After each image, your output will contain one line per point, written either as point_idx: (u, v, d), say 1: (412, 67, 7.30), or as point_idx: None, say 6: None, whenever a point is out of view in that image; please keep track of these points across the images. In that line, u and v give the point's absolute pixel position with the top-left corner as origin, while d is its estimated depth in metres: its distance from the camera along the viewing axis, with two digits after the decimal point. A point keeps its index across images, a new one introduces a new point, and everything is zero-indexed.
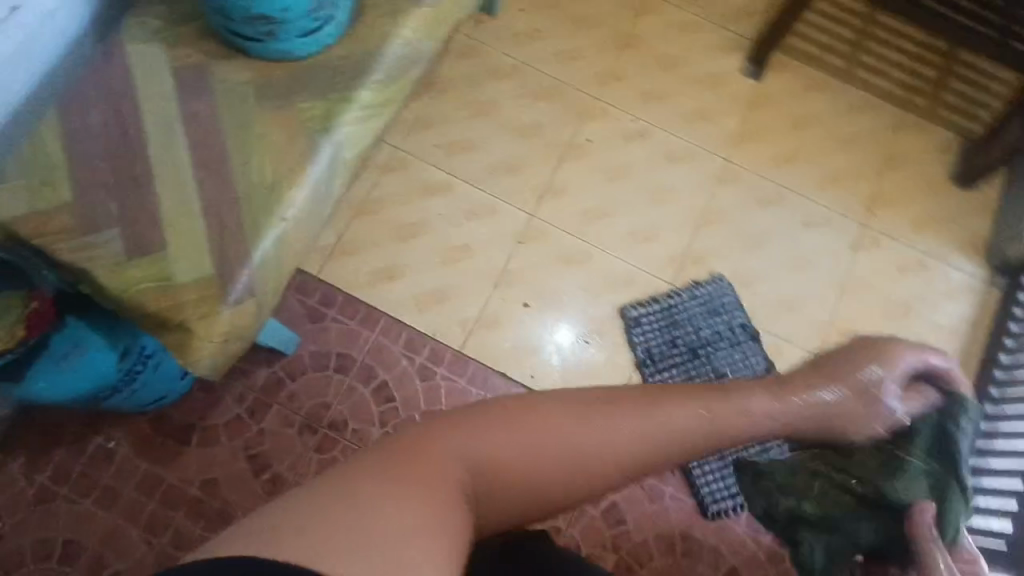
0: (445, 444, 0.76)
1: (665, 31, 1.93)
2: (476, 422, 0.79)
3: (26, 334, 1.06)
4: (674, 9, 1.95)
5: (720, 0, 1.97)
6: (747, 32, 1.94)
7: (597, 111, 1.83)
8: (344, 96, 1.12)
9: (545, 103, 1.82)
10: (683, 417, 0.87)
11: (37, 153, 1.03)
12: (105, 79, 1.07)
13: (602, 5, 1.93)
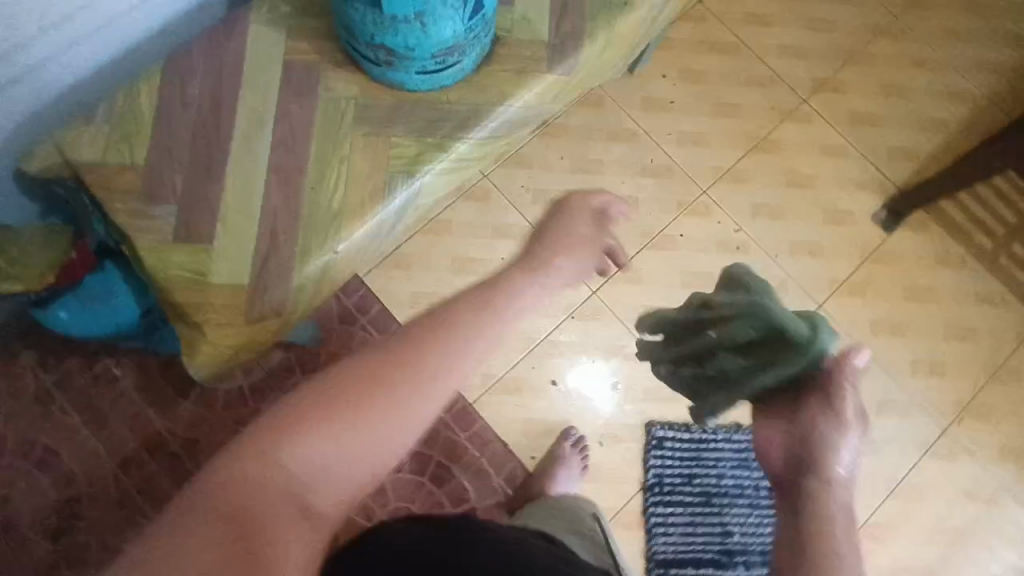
0: (271, 468, 0.66)
1: (806, 147, 1.76)
2: (289, 426, 0.68)
3: (56, 280, 1.04)
4: (825, 126, 1.77)
5: (877, 134, 1.78)
6: (894, 177, 1.75)
7: (701, 208, 1.69)
8: (439, 144, 1.05)
9: (651, 180, 1.70)
10: (468, 326, 0.77)
11: (129, 106, 1.01)
12: (217, 50, 1.04)
13: (749, 97, 1.77)
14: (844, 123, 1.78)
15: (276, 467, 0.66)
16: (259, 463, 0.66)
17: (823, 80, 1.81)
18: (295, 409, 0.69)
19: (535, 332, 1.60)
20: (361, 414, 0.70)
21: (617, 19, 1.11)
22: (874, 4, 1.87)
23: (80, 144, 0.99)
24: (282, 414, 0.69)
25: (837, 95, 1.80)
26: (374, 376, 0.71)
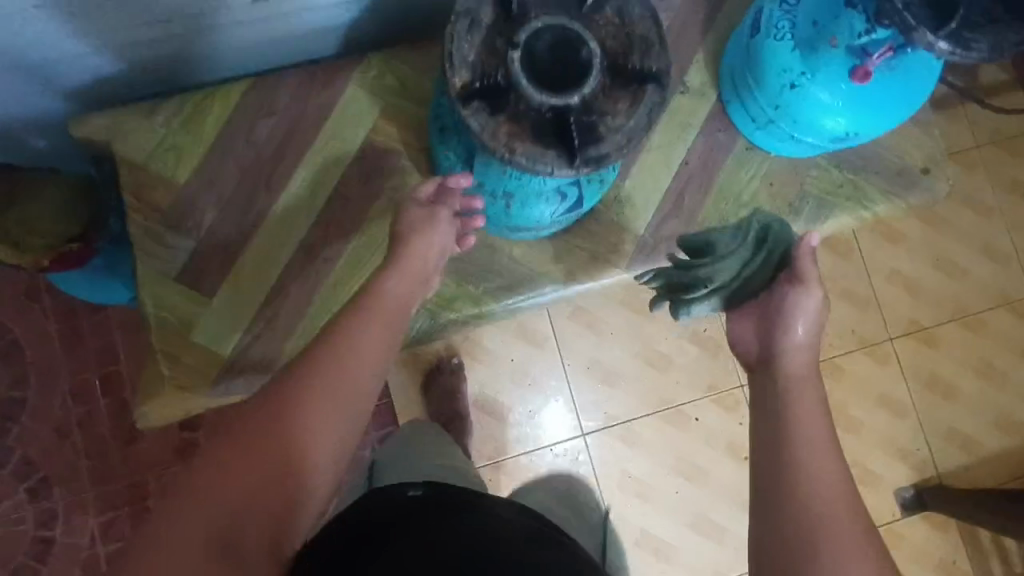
0: (244, 475, 0.59)
1: (867, 388, 1.61)
2: (261, 430, 0.60)
3: (47, 265, 0.94)
4: (897, 376, 1.62)
5: (946, 407, 1.62)
6: (939, 461, 1.60)
7: (731, 401, 1.57)
8: (479, 297, 0.95)
9: (695, 348, 1.58)
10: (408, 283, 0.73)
11: (194, 117, 0.93)
12: (305, 98, 0.94)
13: (838, 311, 1.61)
14: (919, 380, 1.62)
15: (253, 476, 0.59)
16: (232, 472, 0.58)
17: (921, 327, 1.63)
18: (264, 410, 0.61)
19: (509, 445, 1.52)
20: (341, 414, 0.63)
21: None
22: (1016, 271, 1.67)
23: (129, 138, 0.91)
24: (252, 418, 0.61)
25: (927, 350, 1.63)
26: (345, 368, 0.65)
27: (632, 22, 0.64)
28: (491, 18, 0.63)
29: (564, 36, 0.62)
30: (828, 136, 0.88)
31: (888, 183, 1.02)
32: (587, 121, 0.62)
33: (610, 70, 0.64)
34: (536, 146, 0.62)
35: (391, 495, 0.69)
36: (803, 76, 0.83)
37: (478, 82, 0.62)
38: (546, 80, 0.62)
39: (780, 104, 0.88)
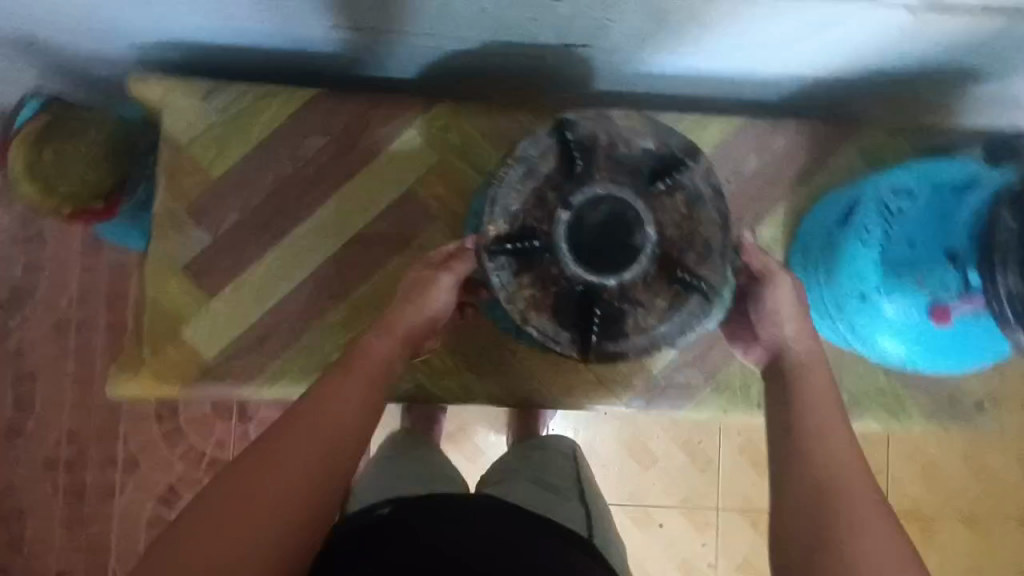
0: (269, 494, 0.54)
1: None
2: (249, 480, 0.54)
3: (70, 214, 0.94)
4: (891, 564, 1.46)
5: None
6: None
7: (701, 521, 1.43)
8: (468, 384, 0.91)
9: (687, 468, 1.44)
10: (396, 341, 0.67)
11: (248, 113, 0.89)
12: (364, 127, 0.90)
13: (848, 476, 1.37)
14: None
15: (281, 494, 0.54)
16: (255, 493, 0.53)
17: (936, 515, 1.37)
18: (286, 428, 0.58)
19: None
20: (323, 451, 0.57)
21: (735, 413, 0.92)
22: None
23: (179, 114, 0.89)
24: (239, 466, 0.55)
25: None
26: (328, 413, 0.59)
27: (700, 218, 0.64)
28: (549, 168, 0.63)
29: (620, 214, 0.62)
30: (882, 353, 0.80)
31: (932, 403, 0.93)
32: (619, 307, 0.63)
33: (659, 263, 0.63)
34: (558, 319, 0.63)
35: (361, 517, 0.63)
36: (878, 294, 0.74)
37: (516, 235, 0.63)
38: (588, 255, 0.62)
39: (844, 308, 0.79)
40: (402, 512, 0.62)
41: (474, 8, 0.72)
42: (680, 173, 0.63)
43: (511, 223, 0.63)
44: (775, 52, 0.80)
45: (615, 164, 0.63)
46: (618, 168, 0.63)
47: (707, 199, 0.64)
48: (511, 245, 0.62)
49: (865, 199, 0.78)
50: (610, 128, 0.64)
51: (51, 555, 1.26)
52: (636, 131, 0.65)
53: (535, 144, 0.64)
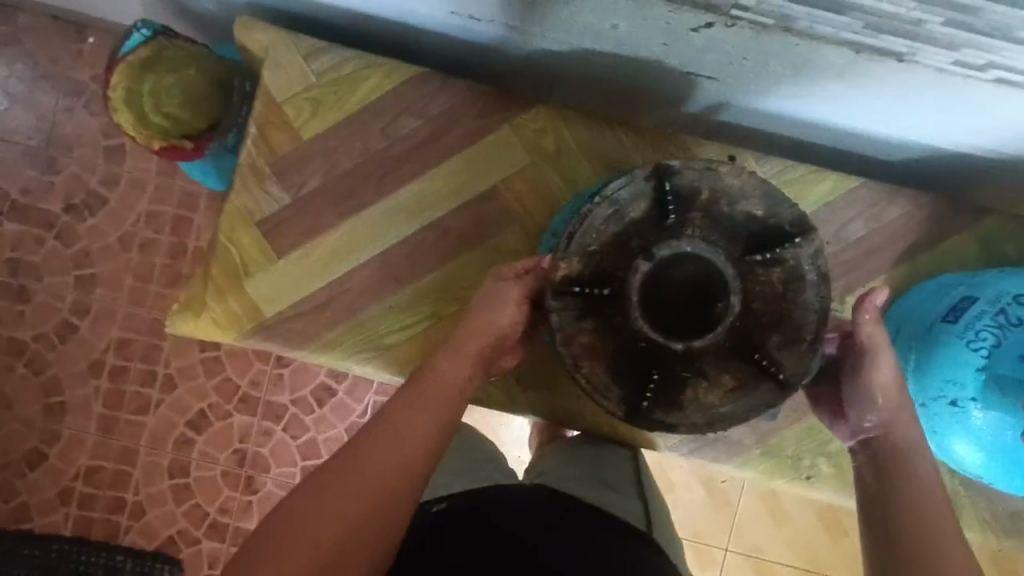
0: (347, 507, 0.59)
1: None
2: (324, 495, 0.60)
3: (157, 150, 0.93)
4: None
5: None
6: None
7: (708, 560, 1.32)
8: (513, 392, 0.89)
9: (706, 521, 1.32)
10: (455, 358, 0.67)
11: (349, 82, 0.88)
12: (461, 116, 0.88)
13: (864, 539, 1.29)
14: None
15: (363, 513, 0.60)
16: (334, 508, 0.59)
17: None
18: (365, 443, 0.62)
19: None
20: (388, 475, 0.61)
21: (779, 481, 0.88)
22: None
23: (280, 68, 0.87)
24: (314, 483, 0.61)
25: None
26: (399, 441, 0.62)
27: (795, 299, 0.67)
28: (641, 214, 0.68)
29: (705, 278, 0.66)
30: (954, 461, 0.75)
31: (994, 516, 0.87)
32: (682, 373, 0.66)
33: (735, 337, 0.67)
34: (616, 374, 0.67)
35: (422, 516, 0.72)
36: (972, 402, 0.69)
37: (591, 278, 0.67)
38: (662, 316, 0.66)
39: (930, 409, 0.73)
40: (458, 512, 0.72)
41: (605, 24, 0.68)
42: (782, 248, 0.67)
43: (586, 263, 0.67)
44: (913, 122, 0.75)
45: (715, 225, 0.68)
46: (715, 228, 0.68)
47: (807, 279, 0.67)
48: (585, 287, 0.66)
49: (982, 296, 0.73)
50: (715, 182, 0.69)
51: (78, 455, 1.29)
52: (745, 192, 0.69)
53: (630, 186, 0.68)
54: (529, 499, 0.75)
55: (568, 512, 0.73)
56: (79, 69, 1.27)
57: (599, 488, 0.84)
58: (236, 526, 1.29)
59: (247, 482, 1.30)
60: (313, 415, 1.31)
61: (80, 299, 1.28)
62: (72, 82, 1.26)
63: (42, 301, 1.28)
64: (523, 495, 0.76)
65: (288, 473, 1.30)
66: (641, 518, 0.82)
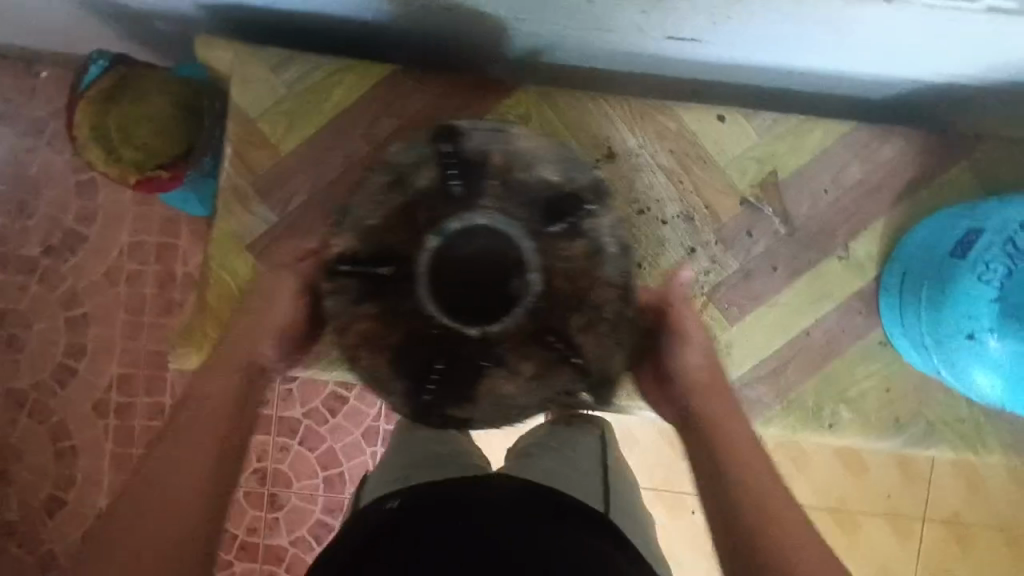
0: (189, 449, 0.66)
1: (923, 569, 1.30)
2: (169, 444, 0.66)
3: (132, 183, 0.91)
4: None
5: None
6: None
7: None
8: None
9: None
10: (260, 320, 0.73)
11: (323, 88, 0.85)
12: (442, 108, 0.86)
13: (884, 473, 1.27)
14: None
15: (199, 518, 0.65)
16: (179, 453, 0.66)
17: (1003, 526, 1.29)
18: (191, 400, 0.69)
19: None
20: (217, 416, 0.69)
21: (804, 434, 0.88)
22: None
23: (248, 81, 0.85)
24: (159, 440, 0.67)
25: (954, 549, 1.29)
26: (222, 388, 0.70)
27: (596, 274, 0.58)
28: (427, 181, 0.58)
29: (497, 252, 0.54)
30: (977, 394, 0.75)
31: (1015, 438, 0.89)
32: (477, 364, 0.55)
33: (540, 319, 0.55)
34: (400, 367, 0.57)
35: (372, 513, 0.64)
36: (989, 333, 0.69)
37: (375, 255, 0.57)
38: (449, 295, 0.54)
39: (945, 342, 0.73)
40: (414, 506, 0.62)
41: (584, 0, 0.66)
42: (579, 216, 0.56)
43: (366, 242, 0.58)
44: (898, 58, 0.73)
45: (508, 191, 0.56)
46: (509, 195, 0.56)
47: (608, 253, 0.59)
48: (360, 267, 0.57)
49: (988, 227, 0.72)
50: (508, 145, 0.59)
51: (96, 496, 1.27)
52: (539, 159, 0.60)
53: (412, 151, 0.61)
54: (493, 489, 0.64)
55: (529, 502, 0.62)
56: (37, 105, 1.22)
57: (560, 463, 0.76)
58: (267, 545, 1.29)
59: (271, 500, 1.29)
60: (328, 425, 1.29)
61: (74, 340, 1.26)
62: (30, 120, 1.21)
63: (36, 346, 1.25)
64: (487, 484, 0.65)
65: (312, 485, 1.29)
66: (600, 499, 0.73)
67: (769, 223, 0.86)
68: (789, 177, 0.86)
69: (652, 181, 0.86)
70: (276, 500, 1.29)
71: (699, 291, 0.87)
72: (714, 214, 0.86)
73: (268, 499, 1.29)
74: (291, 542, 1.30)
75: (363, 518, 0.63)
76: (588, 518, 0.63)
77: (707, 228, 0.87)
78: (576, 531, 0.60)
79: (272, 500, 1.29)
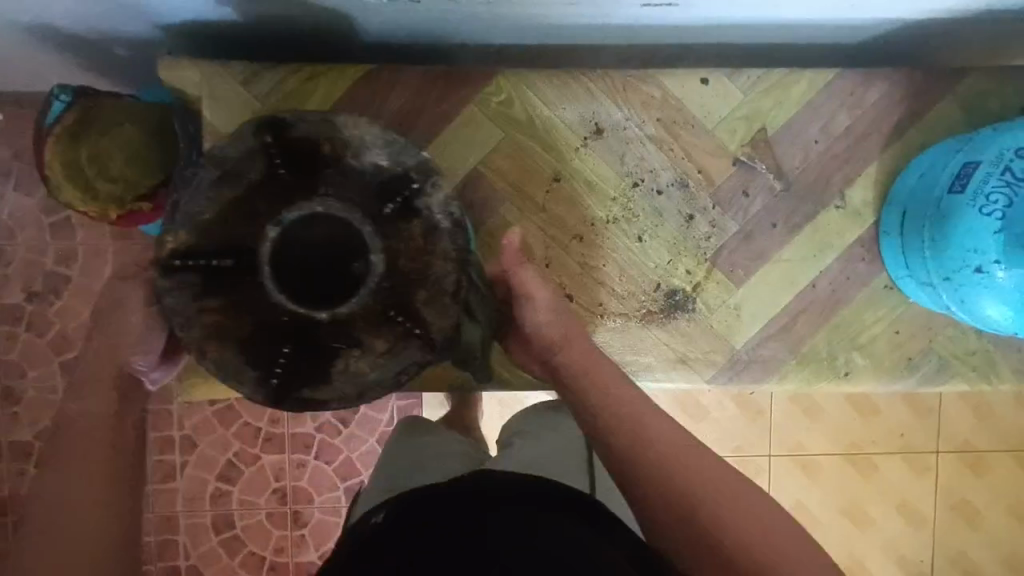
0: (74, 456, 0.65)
1: (950, 498, 1.32)
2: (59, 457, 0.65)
3: (116, 218, 0.90)
4: (995, 521, 1.32)
5: None
6: None
7: (757, 470, 1.28)
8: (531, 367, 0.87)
9: (746, 440, 1.28)
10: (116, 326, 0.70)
11: (298, 96, 0.83)
12: (423, 105, 0.84)
13: (895, 412, 1.29)
14: (1007, 513, 1.32)
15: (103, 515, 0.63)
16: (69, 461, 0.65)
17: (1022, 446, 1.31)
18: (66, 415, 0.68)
19: None
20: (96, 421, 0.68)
21: (820, 386, 0.89)
22: None
23: (220, 99, 0.82)
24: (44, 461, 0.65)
25: (970, 477, 1.31)
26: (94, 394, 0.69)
27: (432, 251, 0.62)
28: (260, 173, 0.61)
29: (337, 236, 0.59)
30: (988, 325, 0.75)
31: None
32: (333, 344, 0.61)
33: (385, 297, 0.61)
34: (251, 356, 0.62)
35: (365, 528, 0.66)
36: (996, 265, 0.69)
37: (219, 249, 0.60)
38: (294, 279, 0.60)
39: (952, 277, 0.74)
40: (400, 517, 0.64)
41: None
42: (407, 196, 0.61)
43: (201, 236, 0.60)
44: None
45: (343, 180, 0.61)
46: (345, 185, 0.61)
47: (443, 230, 0.63)
48: (203, 261, 0.60)
49: (985, 158, 0.72)
50: (334, 134, 0.62)
51: None
52: (367, 143, 0.62)
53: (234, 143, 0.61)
54: (477, 490, 0.66)
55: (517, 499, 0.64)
56: None
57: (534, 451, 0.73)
58: (296, 562, 1.28)
59: (295, 517, 1.28)
60: (341, 436, 1.28)
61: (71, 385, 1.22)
62: None
63: (33, 396, 1.22)
64: (470, 485, 0.67)
65: (333, 498, 1.28)
66: None
67: (764, 178, 0.86)
68: (779, 132, 0.85)
69: (642, 153, 0.85)
70: (298, 516, 1.28)
71: (702, 257, 0.87)
72: (708, 177, 0.86)
73: (290, 516, 1.28)
74: (320, 556, 1.29)
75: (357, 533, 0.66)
76: (576, 508, 0.65)
77: (702, 193, 0.86)
78: (565, 523, 0.62)
79: (295, 517, 1.28)
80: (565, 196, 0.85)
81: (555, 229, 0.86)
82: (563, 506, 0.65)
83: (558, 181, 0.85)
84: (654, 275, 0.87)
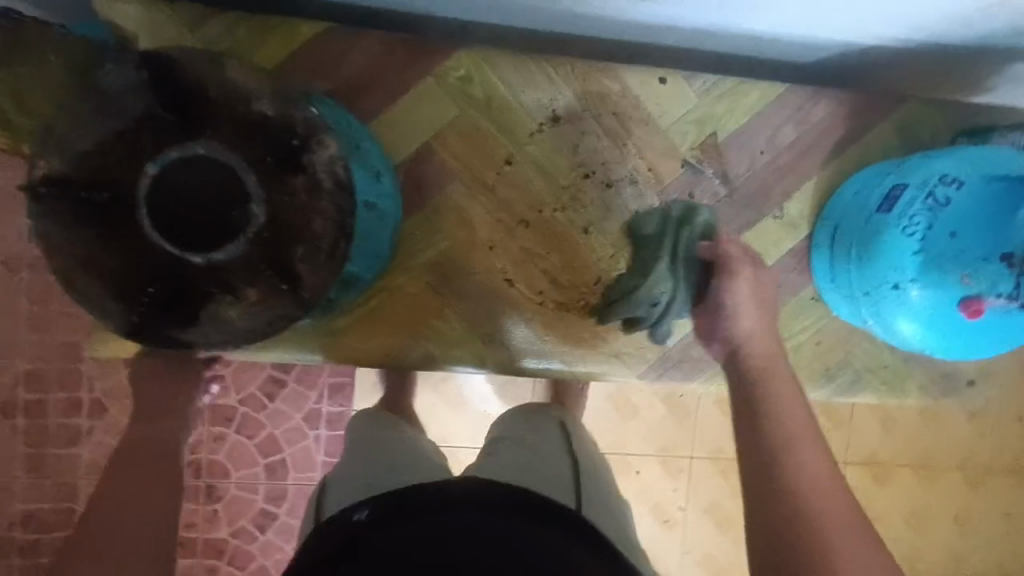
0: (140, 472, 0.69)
1: None
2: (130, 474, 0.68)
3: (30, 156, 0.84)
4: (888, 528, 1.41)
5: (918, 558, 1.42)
6: None
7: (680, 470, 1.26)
8: (478, 349, 0.86)
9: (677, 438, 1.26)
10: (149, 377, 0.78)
11: (246, 48, 0.79)
12: (379, 71, 0.82)
13: None
14: (901, 522, 1.41)
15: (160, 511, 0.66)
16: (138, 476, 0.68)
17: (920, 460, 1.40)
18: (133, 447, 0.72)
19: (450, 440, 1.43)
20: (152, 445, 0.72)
21: None
22: None
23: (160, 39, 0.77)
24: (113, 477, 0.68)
25: (871, 484, 1.39)
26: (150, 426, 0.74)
27: (315, 208, 0.58)
28: (137, 112, 0.57)
29: (221, 184, 0.57)
30: (902, 341, 0.79)
31: (930, 380, 0.95)
32: (205, 288, 0.57)
33: (263, 251, 0.58)
34: (116, 287, 0.56)
35: (340, 526, 0.58)
36: (911, 283, 0.73)
37: (87, 181, 0.56)
38: (172, 222, 0.57)
39: (872, 292, 0.77)
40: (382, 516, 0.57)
41: None
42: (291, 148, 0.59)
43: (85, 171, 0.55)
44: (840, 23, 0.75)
45: (228, 125, 0.58)
46: (231, 130, 0.57)
47: (326, 191, 0.59)
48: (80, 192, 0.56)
49: (911, 182, 0.76)
50: (222, 79, 0.58)
51: None
52: (256, 91, 0.59)
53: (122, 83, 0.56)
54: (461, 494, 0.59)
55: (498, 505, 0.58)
56: None
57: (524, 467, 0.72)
58: (205, 538, 1.23)
59: (207, 492, 1.22)
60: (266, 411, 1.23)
61: None
62: None
63: None
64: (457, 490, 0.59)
65: (250, 474, 1.23)
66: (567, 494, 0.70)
67: (709, 183, 0.88)
68: (728, 138, 0.88)
69: (596, 145, 0.86)
70: (212, 490, 1.22)
71: None
72: (657, 176, 0.87)
73: (203, 490, 1.22)
74: (231, 533, 1.24)
75: (332, 523, 0.59)
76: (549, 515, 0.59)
77: (651, 191, 0.87)
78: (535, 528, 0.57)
79: (209, 491, 1.22)
80: (515, 180, 0.85)
81: (502, 212, 0.85)
82: (550, 515, 0.59)
83: (510, 164, 0.85)
84: (597, 268, 0.87)
